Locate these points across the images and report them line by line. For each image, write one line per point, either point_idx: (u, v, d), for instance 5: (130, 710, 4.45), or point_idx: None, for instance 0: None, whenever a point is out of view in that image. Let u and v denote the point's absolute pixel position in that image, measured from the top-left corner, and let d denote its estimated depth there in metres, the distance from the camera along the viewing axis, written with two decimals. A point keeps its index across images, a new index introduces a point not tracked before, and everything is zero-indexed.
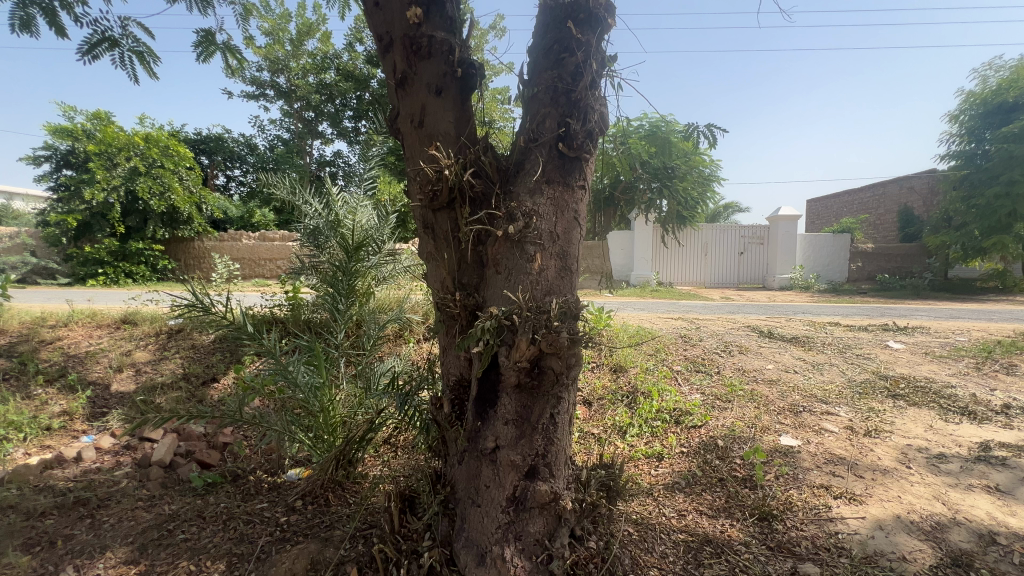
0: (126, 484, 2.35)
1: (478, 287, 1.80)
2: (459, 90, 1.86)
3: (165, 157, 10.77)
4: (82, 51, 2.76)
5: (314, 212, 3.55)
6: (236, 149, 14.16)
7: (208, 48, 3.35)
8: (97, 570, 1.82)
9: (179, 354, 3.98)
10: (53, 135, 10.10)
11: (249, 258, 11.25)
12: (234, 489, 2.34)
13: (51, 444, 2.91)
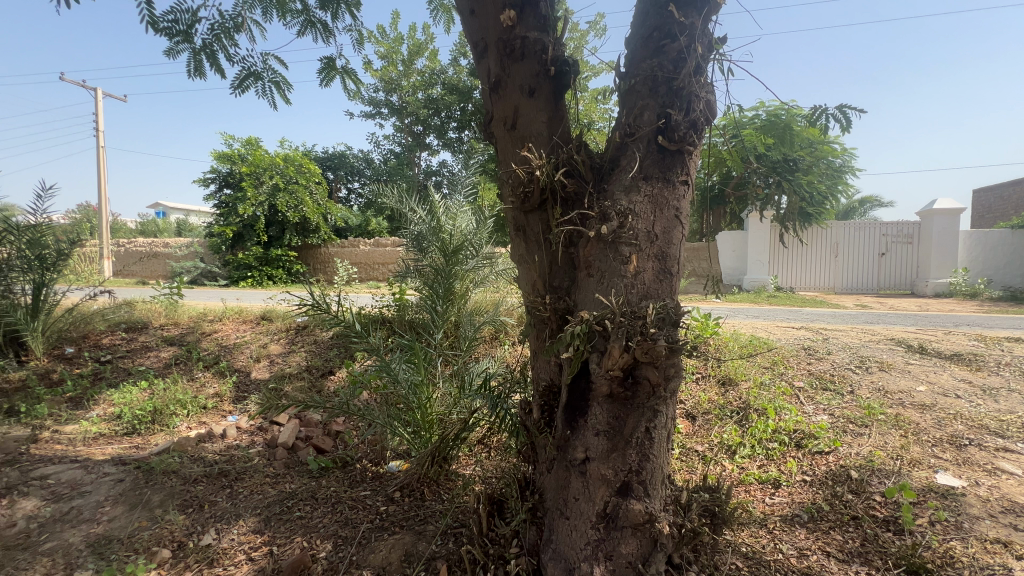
0: (258, 460, 2.67)
1: (570, 290, 1.74)
2: (552, 90, 1.82)
3: (299, 174, 12.33)
4: (235, 86, 3.21)
5: (418, 219, 3.78)
6: (357, 164, 15.67)
7: (331, 74, 3.72)
8: (232, 535, 2.09)
9: (304, 348, 4.48)
10: (218, 160, 12.04)
11: (364, 262, 12.37)
12: (343, 475, 2.54)
13: (205, 420, 3.43)
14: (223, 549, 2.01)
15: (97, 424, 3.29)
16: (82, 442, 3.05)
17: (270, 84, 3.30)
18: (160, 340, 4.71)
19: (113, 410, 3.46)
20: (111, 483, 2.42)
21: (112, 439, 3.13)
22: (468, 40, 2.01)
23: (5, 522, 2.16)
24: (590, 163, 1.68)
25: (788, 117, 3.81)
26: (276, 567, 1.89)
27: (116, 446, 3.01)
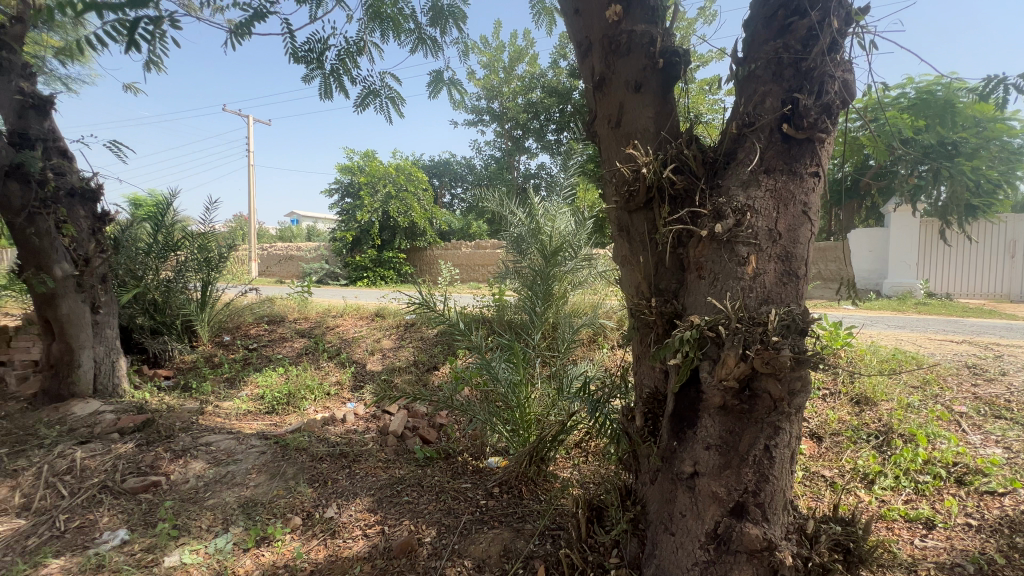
0: (373, 445, 2.91)
1: (678, 293, 1.64)
2: (660, 83, 1.74)
3: (409, 182, 13.30)
4: (356, 103, 3.52)
5: (519, 221, 3.88)
6: (460, 170, 16.46)
7: (439, 85, 3.94)
8: (350, 510, 2.30)
9: (412, 343, 4.81)
10: (341, 172, 13.46)
11: (466, 264, 12.93)
12: (446, 465, 2.67)
13: (329, 405, 3.84)
14: (342, 523, 2.23)
15: (246, 402, 3.85)
16: (236, 416, 3.57)
17: (386, 99, 3.58)
18: (294, 332, 5.37)
19: (258, 391, 4.02)
20: (257, 454, 2.80)
21: (257, 416, 3.64)
22: (572, 41, 2.00)
23: (181, 478, 2.61)
24: (702, 157, 1.57)
25: (946, 93, 3.24)
26: (387, 545, 2.05)
27: (260, 422, 3.49)
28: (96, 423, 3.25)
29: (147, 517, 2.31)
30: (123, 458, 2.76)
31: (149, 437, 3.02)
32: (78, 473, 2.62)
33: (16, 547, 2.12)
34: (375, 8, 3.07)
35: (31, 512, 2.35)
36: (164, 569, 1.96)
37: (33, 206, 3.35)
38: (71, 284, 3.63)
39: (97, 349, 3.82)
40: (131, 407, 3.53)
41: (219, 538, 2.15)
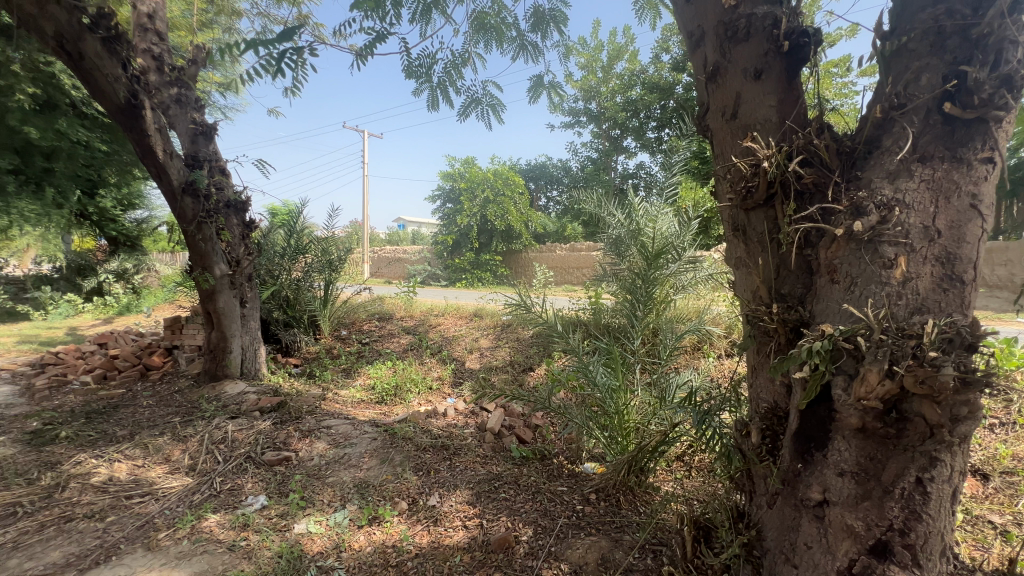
0: (471, 440, 3.02)
1: (804, 300, 1.48)
2: (785, 68, 1.58)
3: (507, 186, 13.58)
4: (459, 112, 3.67)
5: (617, 222, 3.79)
6: (556, 173, 16.51)
7: (538, 90, 3.98)
8: (451, 501, 2.40)
9: (508, 343, 4.93)
10: (444, 179, 14.25)
11: (561, 267, 12.94)
12: (542, 467, 2.68)
13: (431, 398, 4.06)
14: (444, 512, 2.34)
15: (359, 391, 4.22)
16: (351, 403, 3.93)
17: (488, 107, 3.69)
18: (401, 329, 5.79)
19: (370, 381, 4.39)
20: (369, 440, 3.06)
21: (369, 404, 3.97)
22: (681, 33, 1.91)
23: (307, 456, 2.93)
24: (836, 147, 1.40)
25: None
26: (485, 539, 2.11)
27: (371, 410, 3.81)
28: (242, 402, 3.78)
29: (281, 487, 2.63)
30: (262, 433, 3.18)
31: (282, 417, 3.44)
32: (229, 443, 3.07)
33: (185, 500, 2.53)
34: (480, 19, 3.18)
35: (195, 472, 2.79)
36: (294, 535, 2.21)
37: (200, 215, 3.98)
38: (226, 282, 4.26)
39: (243, 338, 4.44)
40: (269, 389, 4.05)
41: (338, 513, 2.37)
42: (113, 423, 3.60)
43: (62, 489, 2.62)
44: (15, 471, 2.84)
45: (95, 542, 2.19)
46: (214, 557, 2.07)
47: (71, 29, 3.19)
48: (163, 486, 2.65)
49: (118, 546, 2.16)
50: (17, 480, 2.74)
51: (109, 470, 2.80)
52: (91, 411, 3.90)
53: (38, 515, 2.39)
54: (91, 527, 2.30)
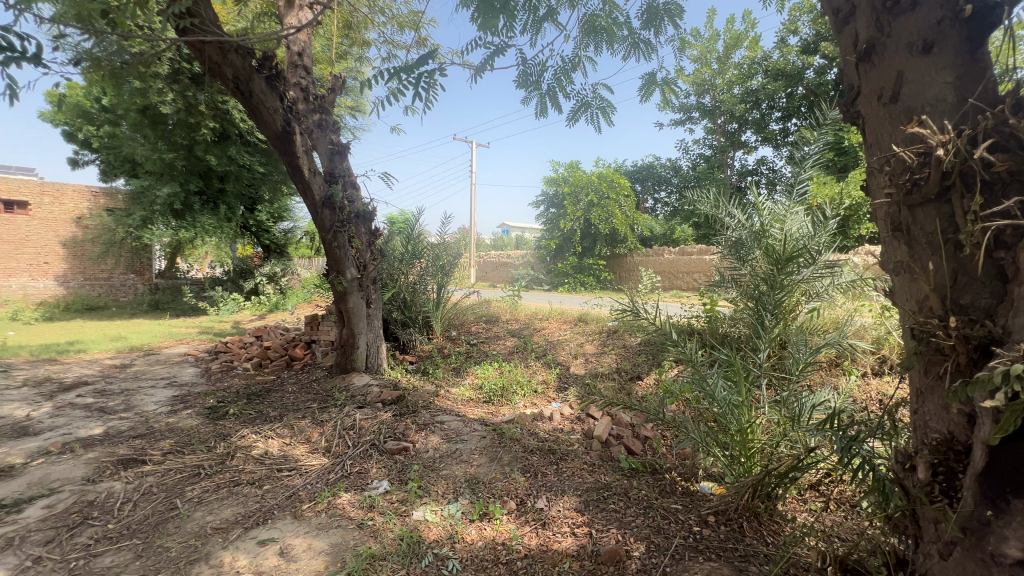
0: (578, 447, 3.00)
1: (993, 314, 1.23)
2: (966, 37, 1.33)
3: (611, 188, 13.22)
4: (568, 117, 3.66)
5: (737, 223, 3.51)
6: (664, 173, 15.77)
7: (650, 88, 3.84)
8: (559, 506, 2.40)
9: (614, 350, 4.82)
10: (548, 184, 14.47)
11: (669, 271, 12.35)
12: (653, 481, 2.57)
13: (537, 401, 4.11)
14: (552, 516, 2.34)
15: (468, 390, 4.42)
16: (462, 401, 4.13)
17: (598, 110, 3.64)
18: (506, 332, 5.95)
19: (478, 381, 4.58)
20: (479, 438, 3.18)
21: (478, 403, 4.13)
22: (825, 11, 1.71)
23: (423, 448, 3.14)
24: None
25: None
26: (595, 549, 2.07)
27: (480, 409, 3.96)
28: (368, 393, 4.17)
29: (401, 475, 2.85)
30: (385, 424, 3.47)
31: (401, 409, 3.73)
32: (358, 430, 3.40)
33: (323, 477, 2.85)
34: (591, 23, 3.16)
35: (330, 454, 3.13)
36: (413, 521, 2.38)
37: (335, 225, 4.49)
38: (355, 284, 4.75)
39: (368, 335, 4.90)
40: (389, 383, 4.42)
41: (451, 505, 2.50)
42: (267, 405, 4.20)
43: (231, 457, 3.12)
44: (199, 439, 3.44)
45: (256, 505, 2.57)
46: (347, 532, 2.30)
47: (243, 71, 3.79)
48: (306, 463, 3.02)
49: (272, 511, 2.51)
50: (200, 447, 3.31)
51: (265, 445, 3.27)
52: (251, 394, 4.58)
53: (215, 477, 2.87)
54: (253, 492, 2.70)
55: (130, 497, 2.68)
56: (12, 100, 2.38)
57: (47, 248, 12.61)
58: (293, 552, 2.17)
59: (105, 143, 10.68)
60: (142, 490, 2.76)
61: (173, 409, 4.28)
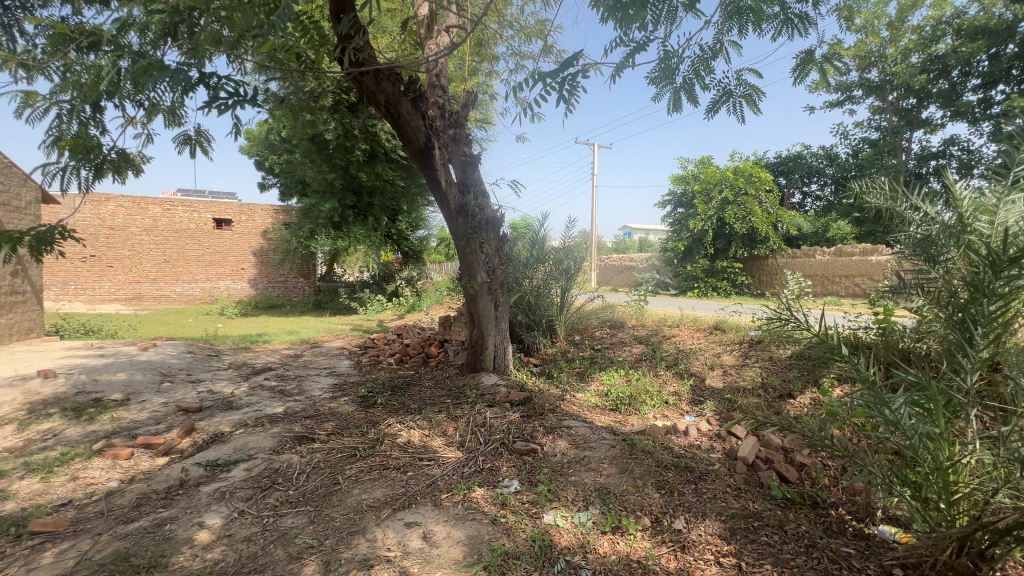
0: (720, 467, 2.76)
1: None
2: None
3: (749, 183, 12.11)
4: (707, 110, 3.40)
5: (926, 218, 2.91)
6: (816, 164, 13.85)
7: (806, 67, 3.41)
8: (700, 530, 2.24)
9: (758, 363, 4.34)
10: (675, 183, 13.75)
11: (822, 275, 10.86)
12: (815, 517, 2.28)
13: (668, 413, 3.88)
14: (692, 540, 2.18)
15: (594, 396, 4.34)
16: (588, 408, 4.07)
17: (742, 98, 3.31)
18: (632, 338, 5.74)
19: (604, 388, 4.47)
20: (607, 446, 3.10)
21: (604, 411, 4.03)
22: None
23: (551, 452, 3.16)
24: None
25: None
26: None
27: (608, 417, 3.86)
28: (496, 393, 4.33)
29: (531, 476, 2.89)
30: (513, 424, 3.56)
31: (529, 411, 3.80)
32: (488, 428, 3.54)
33: (458, 470, 3.01)
34: (735, 3, 2.89)
35: (464, 448, 3.30)
36: (544, 524, 2.39)
37: (468, 232, 4.77)
38: (485, 287, 4.97)
39: (496, 337, 5.10)
40: (516, 384, 4.54)
41: (582, 513, 2.46)
42: (408, 398, 4.60)
43: (380, 443, 3.47)
44: (354, 424, 3.90)
45: (402, 489, 2.81)
46: (482, 526, 2.40)
47: (393, 95, 4.22)
48: (443, 455, 3.23)
49: (416, 496, 2.72)
50: (355, 431, 3.75)
51: (408, 435, 3.57)
52: (394, 387, 5.07)
53: (368, 460, 3.22)
54: (399, 476, 2.96)
55: (304, 469, 3.13)
56: (235, 135, 2.94)
57: (243, 257, 15.49)
58: (435, 537, 2.33)
59: (285, 169, 12.80)
60: (312, 464, 3.21)
61: (334, 396, 4.93)
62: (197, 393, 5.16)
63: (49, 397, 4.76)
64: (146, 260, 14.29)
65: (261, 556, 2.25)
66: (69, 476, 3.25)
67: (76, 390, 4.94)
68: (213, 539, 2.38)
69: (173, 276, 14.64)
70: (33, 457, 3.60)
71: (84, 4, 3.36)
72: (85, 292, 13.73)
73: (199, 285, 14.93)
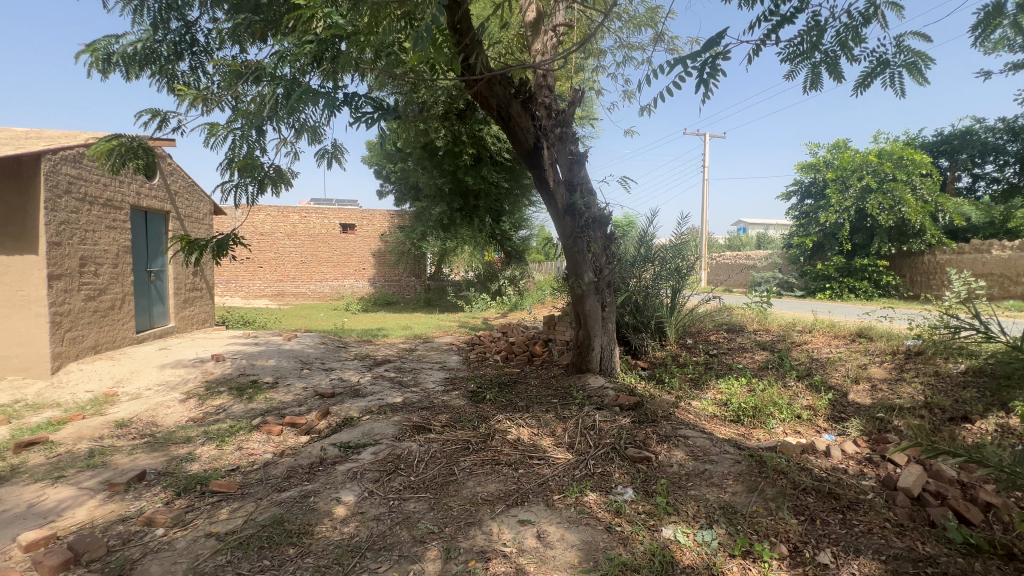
0: (874, 498, 2.41)
1: None
2: None
3: (899, 168, 10.48)
4: (854, 86, 2.97)
5: None
6: (993, 140, 11.46)
7: (991, 24, 2.82)
8: (853, 569, 1.98)
9: (919, 378, 3.70)
10: (802, 171, 12.42)
11: (1002, 273, 9.12)
12: (1011, 571, 1.89)
13: (801, 430, 3.49)
14: None
15: (711, 405, 4.03)
16: (705, 417, 3.79)
17: (903, 68, 2.84)
18: (754, 344, 5.24)
19: (722, 397, 4.13)
20: (732, 461, 2.86)
21: (724, 422, 3.73)
22: None
23: (667, 462, 3.00)
24: None
25: None
26: None
27: (728, 430, 3.56)
28: (604, 395, 4.23)
29: (646, 485, 2.77)
30: (624, 429, 3.45)
31: (640, 417, 3.65)
32: (597, 431, 3.46)
33: (569, 472, 2.98)
34: None
35: (574, 450, 3.26)
36: (664, 538, 2.27)
37: (575, 231, 4.73)
38: (592, 287, 4.89)
39: (603, 338, 4.99)
40: (624, 388, 4.40)
41: (705, 531, 2.29)
42: (515, 395, 4.69)
43: (491, 438, 3.57)
44: (466, 418, 4.07)
45: (514, 486, 2.86)
46: (596, 532, 2.35)
47: (504, 99, 4.32)
48: (553, 455, 3.23)
49: (528, 494, 2.75)
50: (467, 425, 3.91)
51: (517, 432, 3.63)
52: (502, 383, 5.21)
53: (481, 453, 3.33)
54: (511, 473, 3.02)
55: (423, 457, 3.33)
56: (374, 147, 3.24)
57: (364, 258, 17.07)
58: (549, 538, 2.33)
59: (400, 176, 13.84)
60: (430, 453, 3.40)
61: (446, 389, 5.20)
62: (330, 379, 5.78)
63: (220, 377, 5.67)
64: (288, 262, 16.42)
65: (389, 536, 2.43)
66: (236, 446, 3.83)
67: (239, 372, 5.82)
68: (349, 514, 2.63)
69: (308, 275, 16.63)
70: (210, 427, 4.30)
71: (249, 43, 3.91)
72: (243, 289, 16.18)
73: (328, 283, 16.79)
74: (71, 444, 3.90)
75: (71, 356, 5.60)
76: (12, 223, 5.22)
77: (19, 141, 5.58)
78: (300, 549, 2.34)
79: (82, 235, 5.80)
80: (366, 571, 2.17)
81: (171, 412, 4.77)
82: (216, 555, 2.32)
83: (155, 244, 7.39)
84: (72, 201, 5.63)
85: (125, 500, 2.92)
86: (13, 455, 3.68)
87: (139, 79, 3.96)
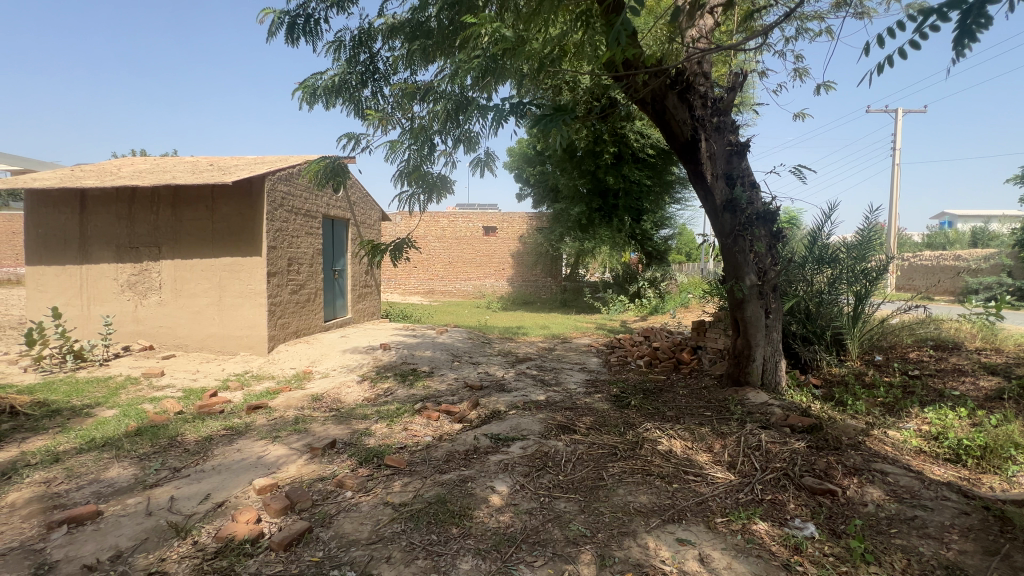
0: None
1: None
2: None
3: None
4: None
5: None
6: None
7: None
8: None
9: None
10: None
11: None
12: None
13: None
14: None
15: (915, 437, 3.32)
16: (907, 452, 3.13)
17: None
18: (978, 366, 4.19)
19: (931, 428, 3.38)
20: (954, 512, 2.34)
21: (936, 461, 3.05)
22: None
23: (859, 499, 2.55)
24: None
25: None
26: None
27: (944, 471, 2.89)
28: (769, 413, 3.77)
29: (834, 525, 2.38)
30: (799, 453, 3.02)
31: (819, 442, 3.16)
32: (765, 453, 3.08)
33: (732, 494, 2.71)
34: None
35: (736, 471, 2.95)
36: None
37: (736, 229, 4.29)
38: (755, 292, 4.38)
39: (766, 349, 4.45)
40: (795, 407, 3.86)
41: None
42: (663, 404, 4.44)
43: (639, 446, 3.41)
44: (611, 423, 3.97)
45: (669, 501, 2.69)
46: (771, 568, 2.08)
47: (659, 90, 4.12)
48: (711, 473, 2.96)
49: (686, 512, 2.56)
50: (613, 430, 3.81)
51: (669, 442, 3.41)
52: (646, 390, 4.98)
53: (629, 461, 3.20)
54: (665, 486, 2.85)
55: (570, 458, 3.33)
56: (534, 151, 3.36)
57: (504, 259, 17.90)
58: (714, 564, 2.14)
59: (540, 179, 14.22)
60: (576, 454, 3.38)
61: (588, 391, 5.16)
62: (478, 373, 6.18)
63: (387, 363, 6.44)
64: (437, 262, 17.99)
65: (542, 532, 2.47)
66: (402, 426, 4.30)
67: (402, 361, 6.55)
68: (503, 504, 2.75)
69: (454, 274, 18.03)
70: (381, 407, 4.91)
71: (420, 66, 4.34)
72: (401, 286, 18.20)
73: (472, 282, 18.00)
74: (282, 410, 4.79)
75: (280, 338, 6.90)
76: (244, 231, 6.56)
77: (250, 166, 7.03)
78: (462, 530, 2.51)
79: (289, 240, 7.09)
80: (523, 563, 2.24)
81: (351, 391, 5.56)
82: (392, 523, 2.61)
83: (339, 247, 8.70)
84: (284, 213, 6.90)
85: (323, 462, 3.48)
86: (245, 415, 4.65)
87: (336, 107, 4.66)
